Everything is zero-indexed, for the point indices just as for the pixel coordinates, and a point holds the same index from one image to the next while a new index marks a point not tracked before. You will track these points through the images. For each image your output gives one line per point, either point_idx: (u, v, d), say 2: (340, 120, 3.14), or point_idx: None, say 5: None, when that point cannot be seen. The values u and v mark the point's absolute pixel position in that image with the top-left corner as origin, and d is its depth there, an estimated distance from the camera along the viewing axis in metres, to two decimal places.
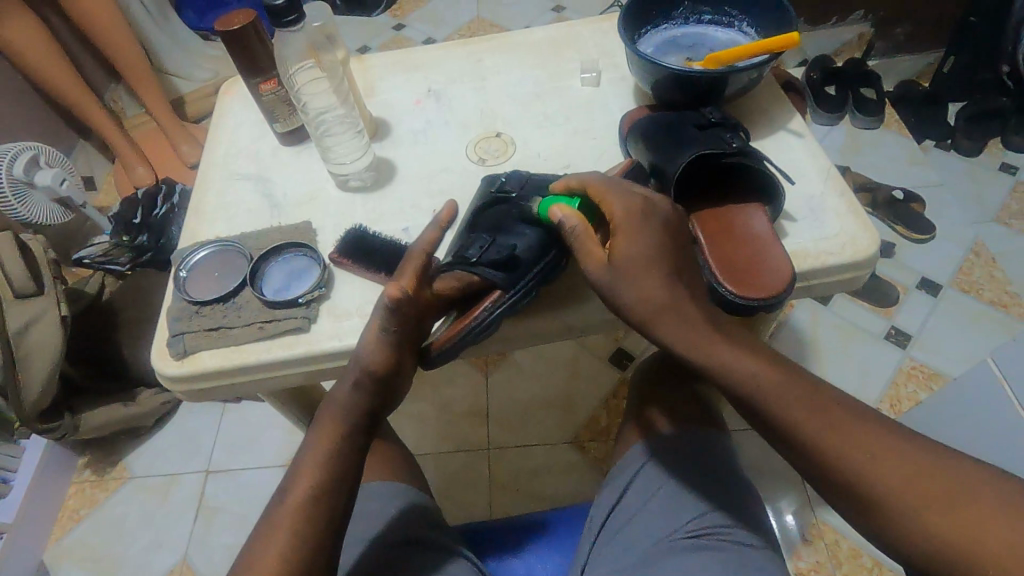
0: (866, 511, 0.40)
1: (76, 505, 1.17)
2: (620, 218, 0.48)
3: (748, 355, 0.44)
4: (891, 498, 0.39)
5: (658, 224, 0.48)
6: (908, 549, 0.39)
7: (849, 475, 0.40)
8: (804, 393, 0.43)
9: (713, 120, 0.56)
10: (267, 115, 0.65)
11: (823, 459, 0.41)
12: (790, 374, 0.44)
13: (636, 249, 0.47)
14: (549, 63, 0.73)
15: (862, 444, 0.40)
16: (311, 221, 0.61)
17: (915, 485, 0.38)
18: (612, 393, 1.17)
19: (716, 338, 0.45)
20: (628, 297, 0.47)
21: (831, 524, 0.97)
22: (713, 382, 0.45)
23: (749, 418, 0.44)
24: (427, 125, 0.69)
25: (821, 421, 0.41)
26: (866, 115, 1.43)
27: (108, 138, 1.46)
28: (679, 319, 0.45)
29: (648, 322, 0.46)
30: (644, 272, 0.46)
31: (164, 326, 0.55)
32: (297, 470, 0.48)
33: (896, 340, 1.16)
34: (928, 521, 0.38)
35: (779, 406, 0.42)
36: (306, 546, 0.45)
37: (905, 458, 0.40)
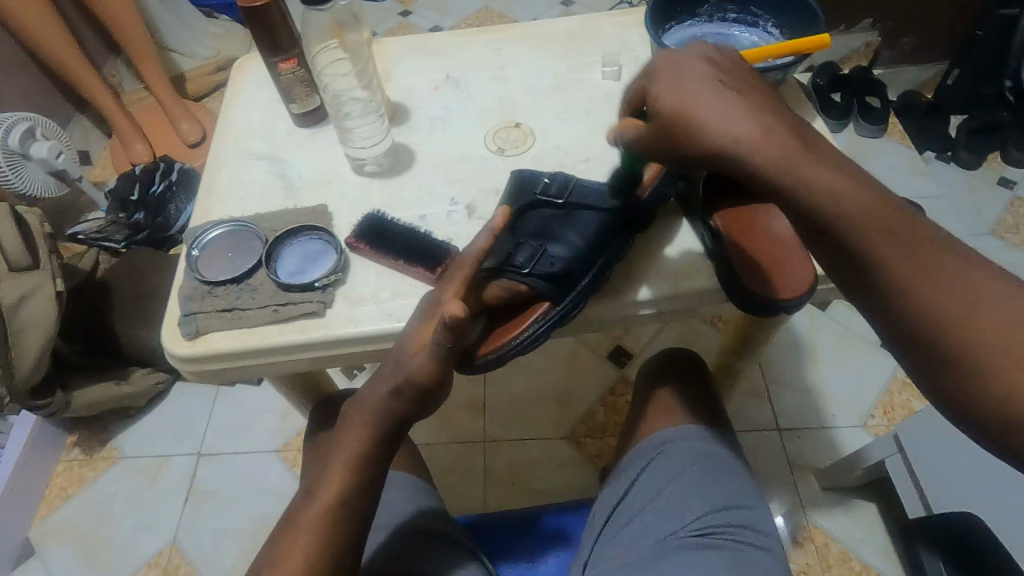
0: (941, 368, 0.36)
1: (63, 483, 1.15)
2: (661, 64, 0.44)
3: (837, 181, 0.38)
4: (978, 354, 0.34)
5: (702, 53, 0.44)
6: (984, 413, 0.35)
7: (942, 331, 0.35)
8: (901, 227, 0.37)
9: None
10: (284, 94, 0.64)
11: (911, 305, 0.36)
12: (895, 204, 0.37)
13: (680, 75, 0.43)
14: (569, 56, 0.72)
15: (964, 296, 0.35)
16: (326, 204, 0.60)
17: (1016, 346, 0.33)
18: (610, 389, 1.18)
19: (800, 158, 0.38)
20: (690, 135, 0.41)
21: (822, 527, 0.98)
22: (790, 213, 0.40)
23: (829, 258, 0.39)
24: (445, 112, 0.68)
25: (915, 262, 0.36)
26: (871, 123, 1.44)
27: (107, 113, 1.43)
28: (745, 141, 0.39)
29: (718, 147, 0.40)
30: (699, 90, 0.41)
31: (175, 305, 0.54)
32: (323, 472, 0.48)
33: None
34: (1018, 385, 0.33)
35: (872, 243, 0.37)
36: (329, 550, 0.45)
37: (1008, 314, 0.34)
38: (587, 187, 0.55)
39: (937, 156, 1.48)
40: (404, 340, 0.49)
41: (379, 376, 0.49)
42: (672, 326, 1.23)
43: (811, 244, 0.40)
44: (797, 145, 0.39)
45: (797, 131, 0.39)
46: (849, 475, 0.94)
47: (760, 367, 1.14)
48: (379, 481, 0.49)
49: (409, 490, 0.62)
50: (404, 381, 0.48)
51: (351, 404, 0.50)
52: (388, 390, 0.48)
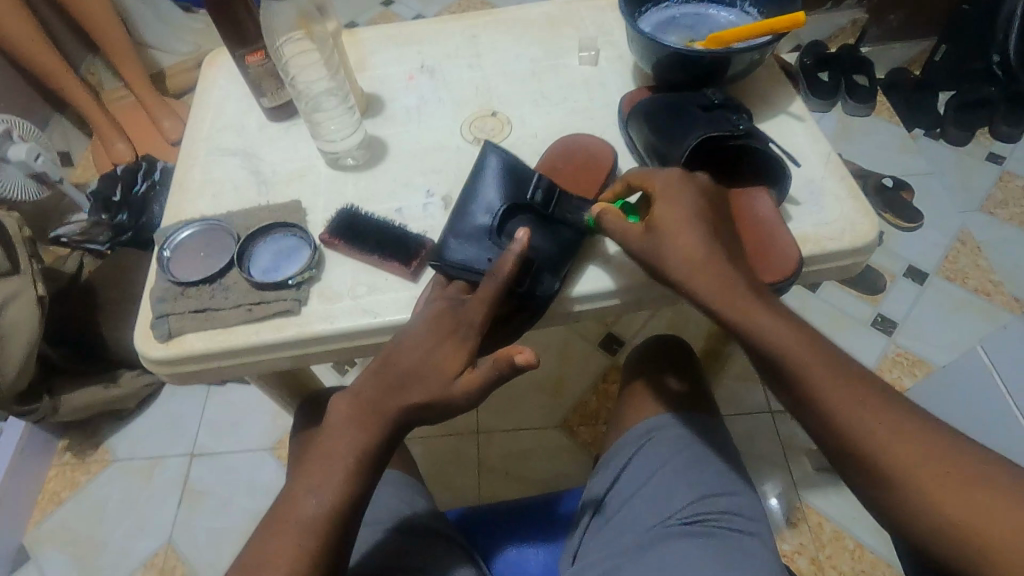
0: (874, 482, 0.41)
1: (56, 487, 1.15)
2: (662, 186, 0.48)
3: (785, 327, 0.44)
4: (900, 474, 0.40)
5: (699, 187, 0.48)
6: (911, 522, 0.40)
7: (868, 454, 0.41)
8: (835, 367, 0.43)
9: (717, 101, 0.56)
10: (253, 89, 0.63)
11: (844, 429, 0.42)
12: (824, 347, 0.44)
13: (677, 204, 0.47)
14: (546, 40, 0.71)
15: (886, 425, 0.41)
16: (301, 199, 0.59)
17: (932, 468, 0.40)
18: (601, 377, 1.18)
19: (756, 304, 0.44)
20: (671, 262, 0.46)
21: (816, 507, 0.99)
22: (744, 346, 0.45)
23: (778, 384, 0.45)
24: (419, 102, 0.67)
25: (847, 394, 0.42)
26: (860, 102, 1.43)
27: (85, 113, 1.41)
28: (716, 277, 0.45)
29: (685, 282, 0.45)
30: (683, 227, 0.46)
31: (148, 306, 0.53)
32: (317, 472, 0.44)
33: (882, 327, 1.18)
34: (938, 499, 0.39)
35: (809, 378, 0.43)
36: (319, 551, 0.43)
37: (917, 442, 0.41)
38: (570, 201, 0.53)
39: (926, 133, 1.48)
40: (426, 363, 0.45)
41: (409, 391, 0.45)
42: (661, 311, 1.23)
43: (762, 371, 0.46)
44: (754, 296, 0.44)
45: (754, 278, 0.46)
46: None
47: None
48: (375, 482, 0.46)
49: (398, 486, 0.62)
50: (437, 399, 0.45)
51: (353, 397, 0.46)
52: (413, 404, 0.45)
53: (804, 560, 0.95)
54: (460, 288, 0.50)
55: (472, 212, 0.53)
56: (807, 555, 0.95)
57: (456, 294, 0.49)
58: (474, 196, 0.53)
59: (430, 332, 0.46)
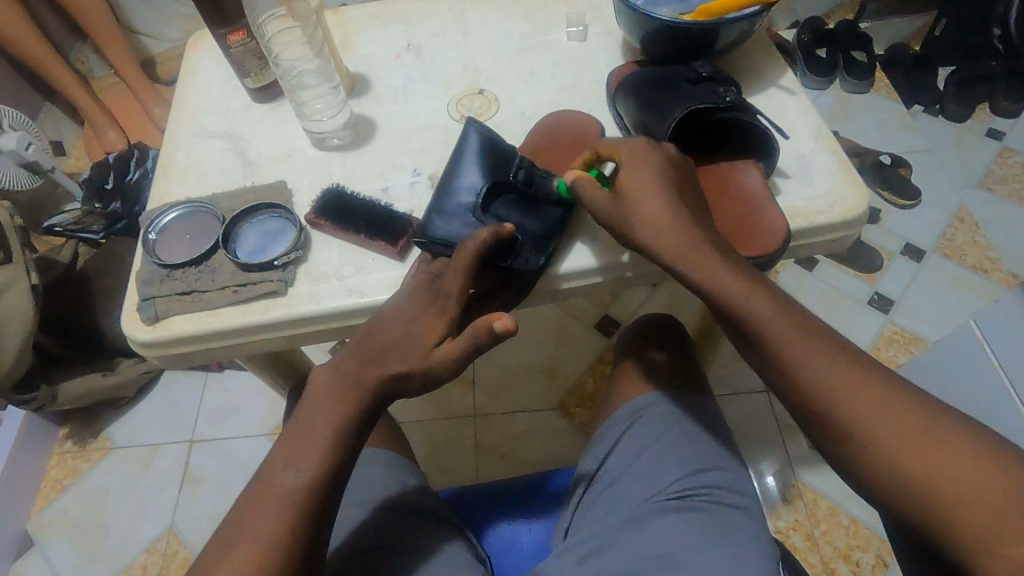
0: (837, 442, 0.41)
1: (58, 475, 1.16)
2: (629, 150, 0.49)
3: (745, 282, 0.44)
4: (859, 432, 0.40)
5: (662, 151, 0.49)
6: (871, 482, 0.40)
7: (828, 412, 0.41)
8: (797, 324, 0.43)
9: (703, 74, 0.55)
10: (237, 69, 0.62)
11: (803, 386, 0.42)
12: (787, 305, 0.44)
13: (641, 167, 0.48)
14: (534, 16, 0.70)
15: (848, 384, 0.41)
16: (287, 180, 0.59)
17: (894, 426, 0.39)
18: (597, 359, 1.18)
19: (717, 259, 0.45)
20: (637, 225, 0.47)
21: (811, 485, 0.99)
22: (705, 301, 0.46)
23: (742, 339, 0.45)
24: (406, 82, 0.66)
25: (807, 349, 0.43)
26: (859, 79, 1.41)
27: (75, 101, 1.40)
28: (679, 237, 0.45)
29: (650, 245, 0.46)
30: (646, 194, 0.47)
31: (134, 290, 0.53)
32: (298, 446, 0.45)
33: (879, 305, 1.18)
34: (896, 458, 0.39)
35: (768, 333, 0.43)
36: (300, 523, 0.43)
37: (882, 401, 0.40)
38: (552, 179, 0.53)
39: (925, 109, 1.46)
40: (403, 336, 0.46)
41: (386, 363, 0.46)
42: (657, 292, 1.23)
43: (726, 328, 0.46)
44: (714, 252, 0.45)
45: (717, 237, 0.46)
46: None
47: None
48: (354, 457, 0.46)
49: (390, 466, 0.62)
50: (416, 370, 0.45)
51: (335, 370, 0.46)
52: (391, 375, 0.45)
53: (799, 536, 0.95)
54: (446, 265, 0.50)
55: (455, 189, 0.52)
56: (802, 531, 0.96)
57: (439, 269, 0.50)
58: (455, 173, 0.53)
59: (409, 306, 0.47)
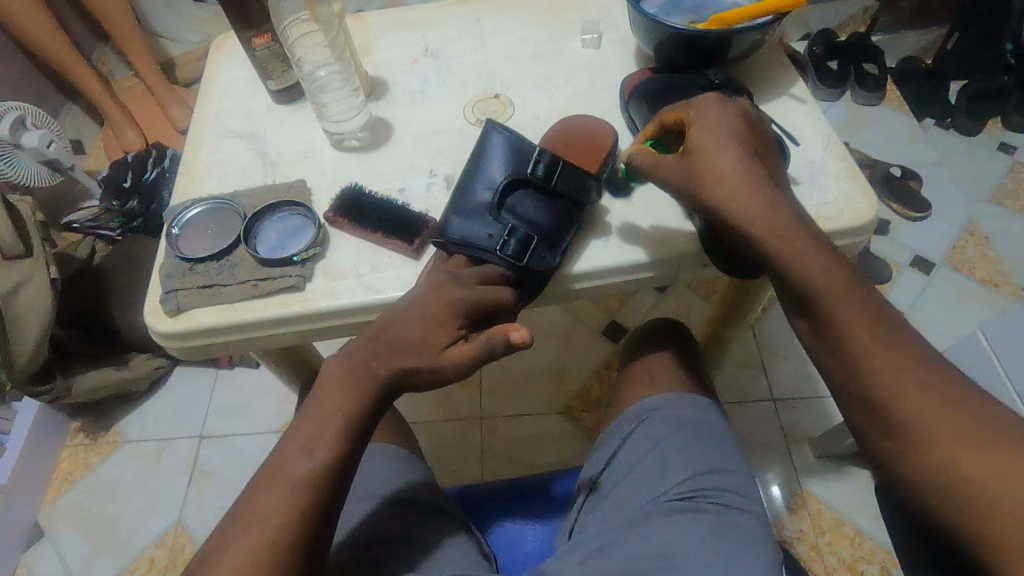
0: (889, 434, 0.40)
1: (69, 467, 1.18)
2: (700, 112, 0.50)
3: (821, 255, 0.44)
4: (919, 425, 0.39)
5: (739, 116, 0.50)
6: (921, 480, 0.38)
7: (886, 396, 0.40)
8: (867, 304, 0.43)
9: (717, 81, 0.57)
10: (260, 71, 0.64)
11: (862, 364, 0.41)
12: (858, 284, 0.44)
13: (715, 128, 0.48)
14: (550, 23, 0.71)
15: (912, 375, 0.40)
16: (306, 179, 0.61)
17: (956, 427, 0.38)
18: (604, 364, 1.18)
19: (789, 231, 0.45)
20: (709, 183, 0.47)
21: (817, 494, 0.99)
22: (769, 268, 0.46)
23: (804, 313, 0.45)
24: (424, 85, 0.67)
25: (873, 330, 0.42)
26: (870, 90, 1.42)
27: (96, 101, 1.43)
28: (749, 197, 0.46)
29: (719, 201, 0.47)
30: (719, 150, 0.47)
31: (156, 282, 0.55)
32: (311, 430, 0.45)
33: None
34: (955, 455, 0.37)
35: (834, 305, 0.43)
36: (309, 507, 0.42)
37: (944, 400, 0.39)
38: (576, 174, 0.52)
39: (937, 123, 1.46)
40: (416, 333, 0.48)
41: (399, 354, 0.47)
42: (665, 299, 1.23)
43: (787, 300, 0.46)
44: (783, 219, 0.45)
45: (790, 208, 0.47)
46: (840, 441, 0.95)
47: (755, 338, 1.14)
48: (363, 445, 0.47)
49: (401, 462, 0.63)
50: (426, 368, 0.47)
51: (346, 361, 0.47)
52: (403, 369, 0.47)
53: (804, 546, 0.95)
54: (459, 262, 0.52)
55: (473, 188, 0.53)
56: (807, 541, 0.96)
57: (455, 268, 0.51)
58: (477, 171, 0.54)
59: (423, 300, 0.49)
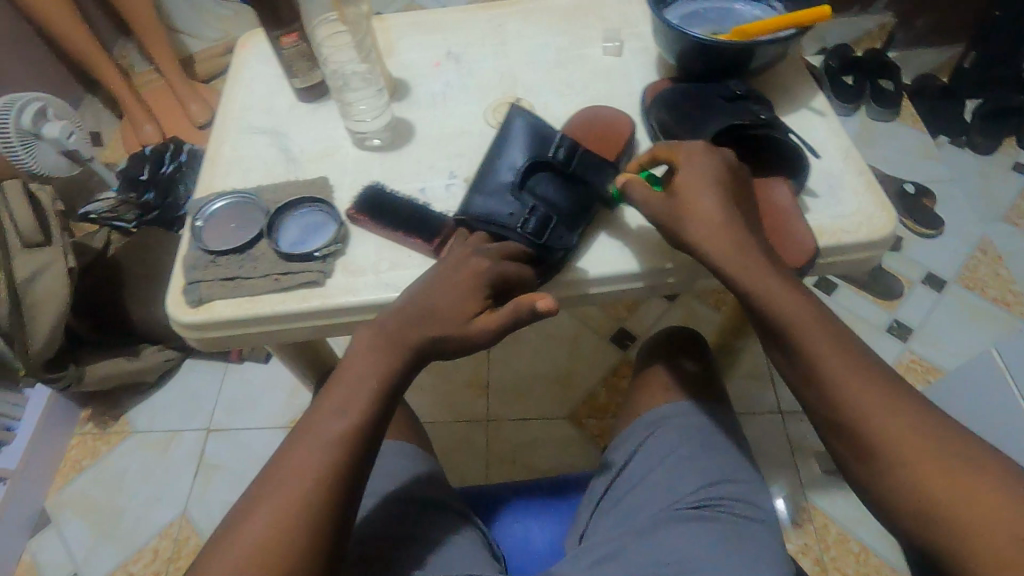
0: (863, 458, 0.42)
1: (77, 456, 1.19)
2: (686, 153, 0.49)
3: (792, 291, 0.45)
4: (892, 451, 0.41)
5: (723, 156, 0.49)
6: (893, 498, 0.41)
7: (863, 426, 0.42)
8: (838, 339, 0.44)
9: (737, 93, 0.57)
10: (286, 68, 0.65)
11: (838, 398, 0.43)
12: (829, 319, 0.45)
13: (699, 169, 0.48)
14: (571, 30, 0.72)
15: (884, 404, 0.42)
16: (328, 176, 0.61)
17: (923, 451, 0.40)
18: (611, 371, 1.19)
19: (768, 271, 0.46)
20: (691, 227, 0.47)
21: (822, 509, 0.99)
22: (746, 305, 0.47)
23: (779, 349, 0.46)
24: (445, 88, 0.68)
25: (846, 363, 0.44)
26: (884, 106, 1.42)
27: (116, 94, 1.45)
28: (732, 238, 0.46)
29: (701, 242, 0.47)
30: (701, 192, 0.47)
31: (179, 274, 0.55)
32: (342, 395, 0.45)
33: (897, 333, 1.18)
34: (925, 480, 0.40)
35: (810, 341, 0.44)
36: (344, 467, 0.42)
37: (915, 426, 0.41)
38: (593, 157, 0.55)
39: (951, 140, 1.46)
40: (445, 301, 0.48)
41: (426, 320, 0.47)
42: (674, 307, 1.24)
43: (764, 334, 0.47)
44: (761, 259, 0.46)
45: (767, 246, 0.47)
46: None
47: (764, 350, 1.14)
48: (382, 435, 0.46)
49: (411, 460, 0.63)
50: (454, 335, 0.47)
51: (376, 328, 0.47)
52: (431, 338, 0.47)
53: (808, 560, 0.95)
54: (482, 239, 0.52)
55: (497, 170, 0.56)
56: (811, 555, 0.95)
57: (479, 242, 0.52)
58: (500, 155, 0.56)
59: (448, 271, 0.49)
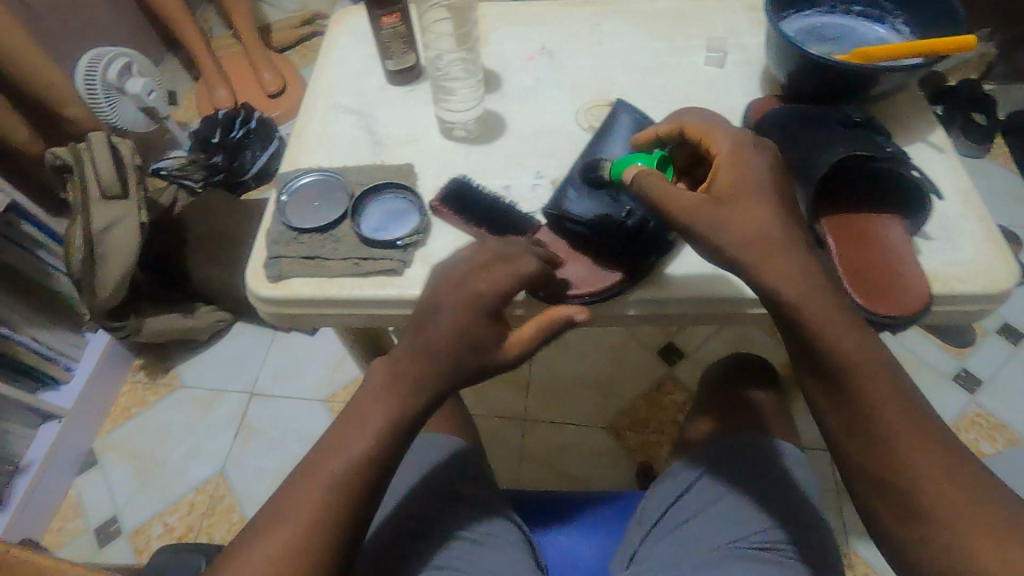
0: (906, 518, 0.41)
1: (127, 403, 1.23)
2: (727, 148, 0.46)
3: (853, 331, 0.42)
4: (937, 511, 0.40)
5: (768, 160, 0.46)
6: (922, 562, 0.40)
7: (910, 482, 0.40)
8: (895, 387, 0.42)
9: (856, 119, 0.53)
10: (381, 50, 0.64)
11: (886, 449, 0.41)
12: (886, 363, 0.42)
13: (748, 176, 0.45)
14: (671, 35, 0.69)
15: (933, 461, 0.40)
16: (414, 163, 0.61)
17: (972, 514, 0.39)
18: (657, 385, 1.16)
19: (828, 307, 0.43)
20: (734, 237, 0.44)
21: (866, 558, 0.94)
22: (796, 338, 0.44)
23: (825, 390, 0.43)
24: (537, 82, 0.67)
25: (900, 415, 0.41)
26: (975, 141, 1.34)
27: (196, 56, 1.48)
28: (790, 263, 0.43)
29: (755, 263, 0.43)
30: (749, 197, 0.44)
31: (261, 246, 0.56)
32: (359, 421, 0.46)
33: (964, 383, 1.11)
34: (969, 543, 0.39)
35: (866, 387, 0.42)
36: (352, 502, 0.44)
37: (962, 486, 0.40)
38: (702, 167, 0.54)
39: None
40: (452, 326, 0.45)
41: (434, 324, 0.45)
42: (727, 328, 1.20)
43: (807, 371, 0.44)
44: (819, 289, 0.43)
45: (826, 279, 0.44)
46: None
47: None
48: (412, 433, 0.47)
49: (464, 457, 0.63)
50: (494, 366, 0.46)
51: (388, 365, 0.47)
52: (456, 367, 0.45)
53: None
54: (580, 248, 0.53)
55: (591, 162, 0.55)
56: None
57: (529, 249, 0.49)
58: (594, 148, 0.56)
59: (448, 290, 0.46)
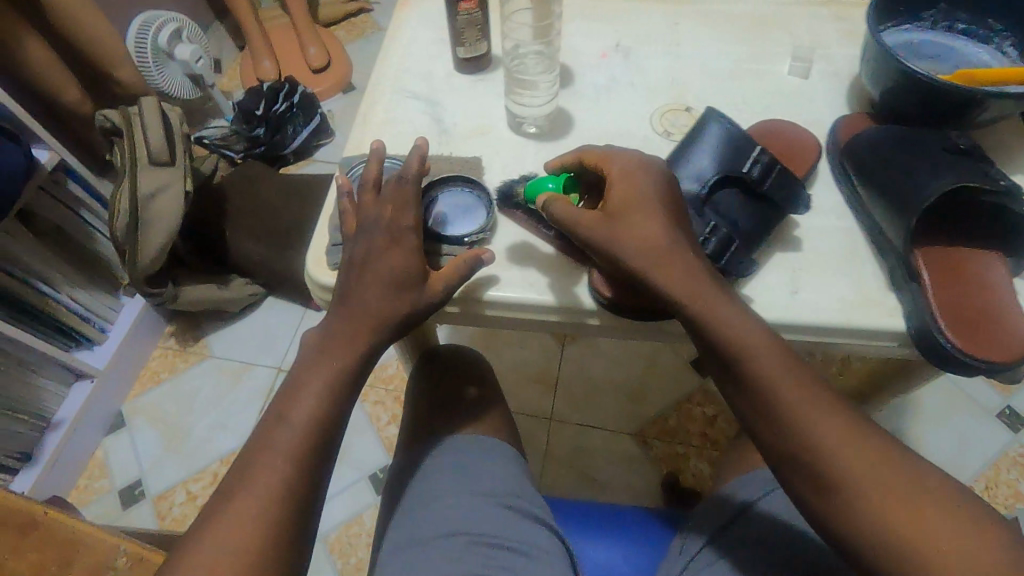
0: (840, 514, 0.40)
1: (157, 367, 1.24)
2: (618, 170, 0.48)
3: (759, 336, 0.44)
4: (868, 507, 0.39)
5: (660, 174, 0.48)
6: (865, 555, 0.39)
7: (841, 480, 0.40)
8: (809, 393, 0.42)
9: (962, 146, 0.50)
10: (454, 36, 0.61)
11: (815, 454, 0.41)
12: (794, 369, 0.43)
13: (636, 190, 0.46)
14: (754, 40, 0.66)
15: (861, 457, 0.40)
16: (481, 157, 0.59)
17: (902, 503, 0.39)
18: (688, 396, 1.13)
19: (732, 314, 0.44)
20: (630, 250, 0.45)
21: None
22: (712, 347, 0.45)
23: (750, 403, 0.44)
24: (611, 81, 0.64)
25: (818, 416, 0.41)
26: None
27: (246, 26, 1.47)
28: (686, 272, 0.44)
29: (649, 273, 0.44)
30: (643, 214, 0.45)
31: (323, 231, 0.54)
32: (292, 396, 0.46)
33: (1009, 421, 1.07)
34: (901, 532, 0.38)
35: (782, 397, 0.42)
36: (295, 470, 0.44)
37: (891, 477, 0.40)
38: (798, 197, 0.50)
39: None
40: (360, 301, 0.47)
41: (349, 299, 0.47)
42: None
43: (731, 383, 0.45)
44: (717, 293, 0.45)
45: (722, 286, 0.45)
46: None
47: None
48: (351, 404, 0.48)
49: (506, 462, 0.62)
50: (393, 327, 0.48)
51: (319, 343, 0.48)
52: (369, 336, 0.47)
53: None
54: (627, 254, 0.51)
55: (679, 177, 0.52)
56: None
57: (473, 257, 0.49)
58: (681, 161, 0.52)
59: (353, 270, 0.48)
